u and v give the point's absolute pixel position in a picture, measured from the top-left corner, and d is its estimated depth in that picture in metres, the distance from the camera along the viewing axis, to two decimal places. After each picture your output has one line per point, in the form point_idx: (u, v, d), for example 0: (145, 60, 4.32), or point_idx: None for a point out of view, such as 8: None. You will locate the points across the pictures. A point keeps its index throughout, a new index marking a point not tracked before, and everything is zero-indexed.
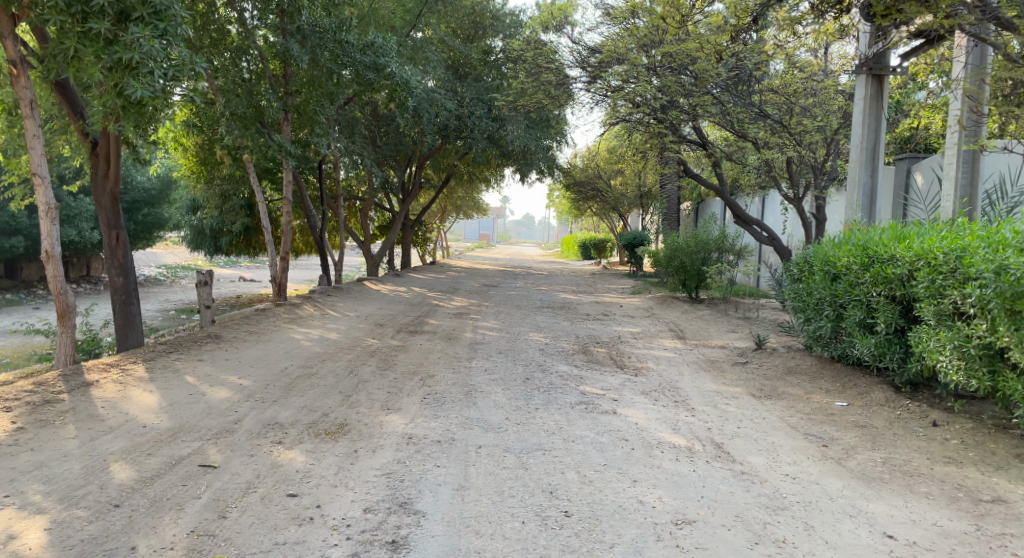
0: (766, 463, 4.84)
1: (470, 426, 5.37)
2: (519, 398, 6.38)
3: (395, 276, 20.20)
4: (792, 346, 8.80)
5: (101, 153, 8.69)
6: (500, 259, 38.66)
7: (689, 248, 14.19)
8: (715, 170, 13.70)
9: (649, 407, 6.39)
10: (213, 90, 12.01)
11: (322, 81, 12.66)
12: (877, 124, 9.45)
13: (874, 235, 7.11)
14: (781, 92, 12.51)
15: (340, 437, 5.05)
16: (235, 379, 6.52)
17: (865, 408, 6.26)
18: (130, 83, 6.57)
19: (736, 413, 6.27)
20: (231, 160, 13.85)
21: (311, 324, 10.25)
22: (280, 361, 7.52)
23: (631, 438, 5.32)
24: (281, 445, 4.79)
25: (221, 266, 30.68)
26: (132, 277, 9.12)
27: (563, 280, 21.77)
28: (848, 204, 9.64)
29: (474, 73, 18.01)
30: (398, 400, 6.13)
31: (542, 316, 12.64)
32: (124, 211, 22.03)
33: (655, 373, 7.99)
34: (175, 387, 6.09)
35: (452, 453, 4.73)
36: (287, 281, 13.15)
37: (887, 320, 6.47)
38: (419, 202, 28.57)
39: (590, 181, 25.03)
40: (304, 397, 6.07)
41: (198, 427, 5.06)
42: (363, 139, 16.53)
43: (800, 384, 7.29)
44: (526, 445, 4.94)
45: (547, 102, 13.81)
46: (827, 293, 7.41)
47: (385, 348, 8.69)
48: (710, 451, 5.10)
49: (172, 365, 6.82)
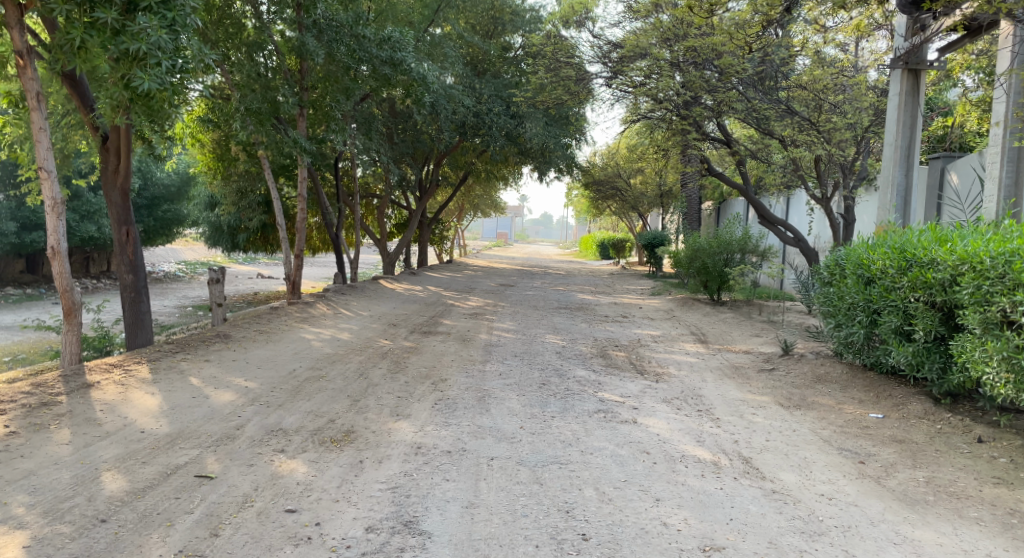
0: (798, 482, 4.52)
1: (483, 435, 5.09)
2: (534, 405, 6.09)
3: (411, 275, 20.02)
4: (820, 353, 8.44)
5: (112, 147, 8.55)
6: (518, 258, 38.43)
7: (712, 249, 13.81)
8: (739, 169, 13.30)
9: (671, 416, 6.08)
10: (228, 85, 11.84)
11: (338, 76, 12.37)
12: (913, 121, 9.06)
13: (912, 237, 6.74)
14: (810, 88, 11.89)
15: (345, 446, 4.80)
16: (241, 382, 6.30)
17: (902, 421, 5.92)
18: (137, 74, 6.41)
19: (764, 424, 5.94)
20: (247, 156, 13.85)
21: (324, 323, 10.05)
22: (289, 362, 7.29)
23: (653, 451, 5.02)
24: (283, 454, 4.54)
25: (240, 263, 30.73)
26: (142, 274, 8.93)
27: (581, 280, 21.45)
28: (882, 204, 9.27)
29: (493, 69, 17.81)
30: (410, 406, 5.88)
31: (559, 317, 12.36)
32: (144, 207, 22.07)
33: (676, 379, 7.67)
34: (178, 389, 5.87)
35: (463, 465, 4.45)
36: (301, 279, 12.97)
37: (926, 327, 6.12)
38: (436, 200, 28.38)
39: (609, 180, 24.70)
40: (311, 402, 5.83)
41: (198, 433, 4.83)
42: (380, 135, 16.31)
43: (831, 394, 6.95)
44: (541, 458, 4.66)
45: (566, 98, 13.50)
46: (860, 298, 7.05)
47: (398, 349, 8.46)
48: (737, 467, 4.78)
49: (177, 366, 6.61)
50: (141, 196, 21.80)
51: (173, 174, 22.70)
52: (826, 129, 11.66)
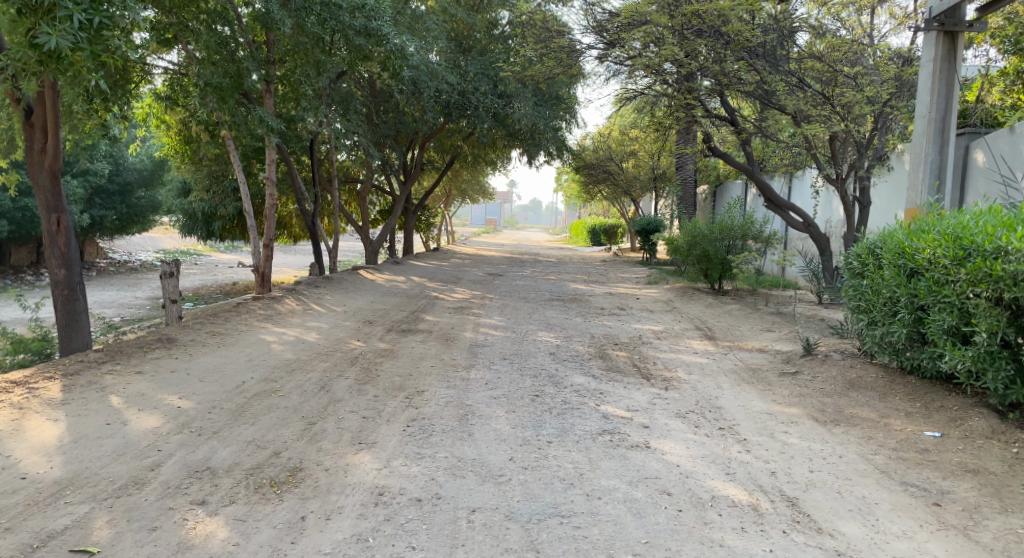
0: (865, 537, 3.58)
1: (463, 473, 4.08)
2: (526, 426, 5.05)
3: (396, 264, 18.91)
4: (847, 353, 7.45)
5: (36, 123, 7.42)
6: (508, 246, 37.30)
7: (712, 234, 12.76)
8: (745, 147, 12.28)
9: (690, 438, 5.07)
10: (187, 56, 10.61)
11: (308, 48, 11.08)
12: (949, 91, 8.04)
13: (968, 222, 5.77)
14: (827, 59, 10.77)
15: (287, 491, 3.79)
16: (173, 401, 5.22)
17: (966, 443, 4.97)
18: (43, 29, 5.33)
19: (802, 447, 4.95)
20: (209, 137, 12.65)
21: (290, 322, 8.96)
22: (240, 372, 6.22)
23: (675, 491, 4.01)
24: (203, 508, 3.53)
25: (220, 252, 29.47)
26: (78, 269, 7.73)
27: (573, 268, 20.41)
28: (914, 185, 8.29)
29: (479, 46, 16.72)
30: (377, 431, 4.82)
31: (552, 310, 11.34)
32: (116, 194, 20.83)
33: (688, 386, 6.68)
34: (91, 413, 4.82)
35: (434, 522, 3.46)
36: (271, 271, 11.93)
37: (990, 328, 5.15)
38: (423, 185, 27.25)
39: (601, 163, 23.60)
40: (255, 427, 4.79)
41: (96, 477, 3.81)
42: (358, 116, 15.17)
43: (870, 405, 5.99)
44: (536, 506, 3.68)
45: (559, 71, 12.37)
46: (903, 292, 6.07)
47: (370, 353, 7.40)
48: (782, 513, 3.81)
49: (99, 381, 5.55)
50: (112, 182, 20.61)
51: (144, 158, 21.43)
52: (841, 102, 10.50)
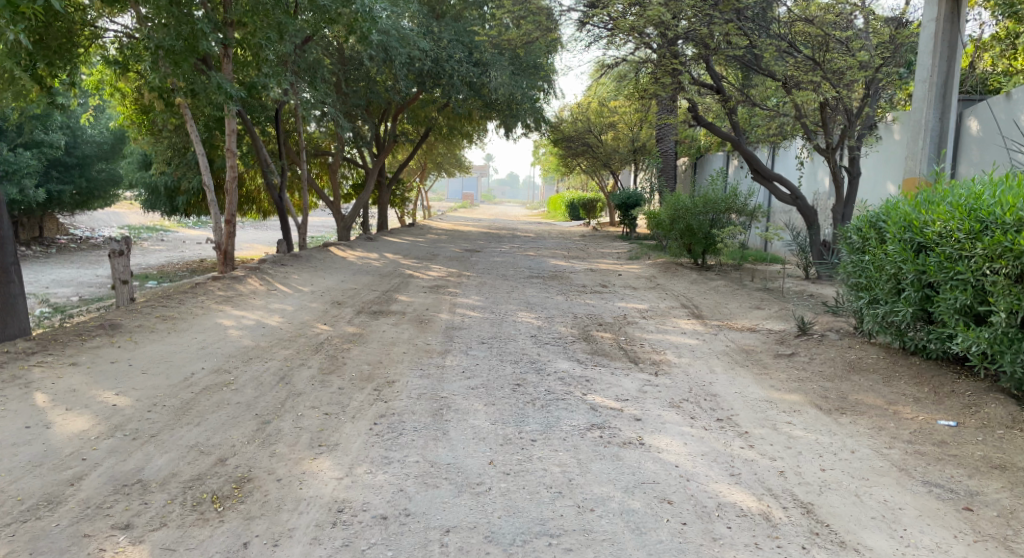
0: (896, 553, 3.15)
1: (436, 481, 3.56)
2: (507, 422, 4.55)
3: (369, 241, 18.27)
4: (844, 333, 7.04)
5: None
6: (485, 220, 36.63)
7: (695, 208, 12.23)
8: (731, 116, 11.73)
9: (686, 432, 4.59)
10: (140, 19, 9.69)
11: (268, 9, 10.30)
12: (950, 53, 7.57)
13: (981, 193, 5.31)
14: (818, 23, 9.90)
15: (229, 508, 3.27)
16: (108, 398, 4.64)
17: (985, 434, 4.56)
18: None
19: (809, 440, 4.50)
20: (164, 107, 11.77)
21: (251, 305, 8.32)
22: (190, 361, 5.65)
23: (676, 499, 3.53)
24: (125, 536, 3.01)
25: (187, 229, 28.48)
26: (10, 250, 6.95)
27: (552, 243, 19.88)
28: (911, 153, 7.84)
29: (453, 12, 15.99)
30: (339, 431, 4.28)
31: (532, 288, 10.81)
32: (75, 167, 19.82)
33: (679, 370, 6.22)
34: (9, 414, 4.24)
35: (402, 548, 2.97)
36: (233, 249, 11.22)
37: (1009, 308, 4.71)
38: (397, 158, 26.46)
39: (579, 136, 22.98)
40: (200, 427, 4.24)
41: (2, 496, 3.30)
42: (326, 84, 14.38)
43: (876, 389, 5.58)
44: (520, 524, 3.19)
45: (539, 34, 11.62)
46: (910, 268, 5.62)
47: (336, 338, 6.83)
48: (798, 523, 3.36)
49: (24, 375, 4.94)
50: (70, 155, 19.57)
51: (104, 130, 20.38)
52: (832, 68, 9.95)
